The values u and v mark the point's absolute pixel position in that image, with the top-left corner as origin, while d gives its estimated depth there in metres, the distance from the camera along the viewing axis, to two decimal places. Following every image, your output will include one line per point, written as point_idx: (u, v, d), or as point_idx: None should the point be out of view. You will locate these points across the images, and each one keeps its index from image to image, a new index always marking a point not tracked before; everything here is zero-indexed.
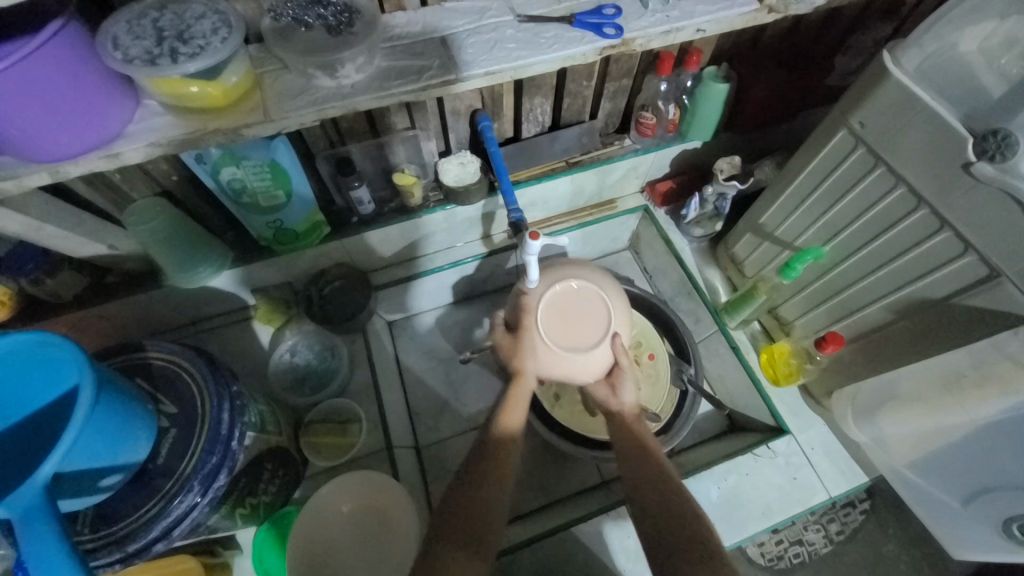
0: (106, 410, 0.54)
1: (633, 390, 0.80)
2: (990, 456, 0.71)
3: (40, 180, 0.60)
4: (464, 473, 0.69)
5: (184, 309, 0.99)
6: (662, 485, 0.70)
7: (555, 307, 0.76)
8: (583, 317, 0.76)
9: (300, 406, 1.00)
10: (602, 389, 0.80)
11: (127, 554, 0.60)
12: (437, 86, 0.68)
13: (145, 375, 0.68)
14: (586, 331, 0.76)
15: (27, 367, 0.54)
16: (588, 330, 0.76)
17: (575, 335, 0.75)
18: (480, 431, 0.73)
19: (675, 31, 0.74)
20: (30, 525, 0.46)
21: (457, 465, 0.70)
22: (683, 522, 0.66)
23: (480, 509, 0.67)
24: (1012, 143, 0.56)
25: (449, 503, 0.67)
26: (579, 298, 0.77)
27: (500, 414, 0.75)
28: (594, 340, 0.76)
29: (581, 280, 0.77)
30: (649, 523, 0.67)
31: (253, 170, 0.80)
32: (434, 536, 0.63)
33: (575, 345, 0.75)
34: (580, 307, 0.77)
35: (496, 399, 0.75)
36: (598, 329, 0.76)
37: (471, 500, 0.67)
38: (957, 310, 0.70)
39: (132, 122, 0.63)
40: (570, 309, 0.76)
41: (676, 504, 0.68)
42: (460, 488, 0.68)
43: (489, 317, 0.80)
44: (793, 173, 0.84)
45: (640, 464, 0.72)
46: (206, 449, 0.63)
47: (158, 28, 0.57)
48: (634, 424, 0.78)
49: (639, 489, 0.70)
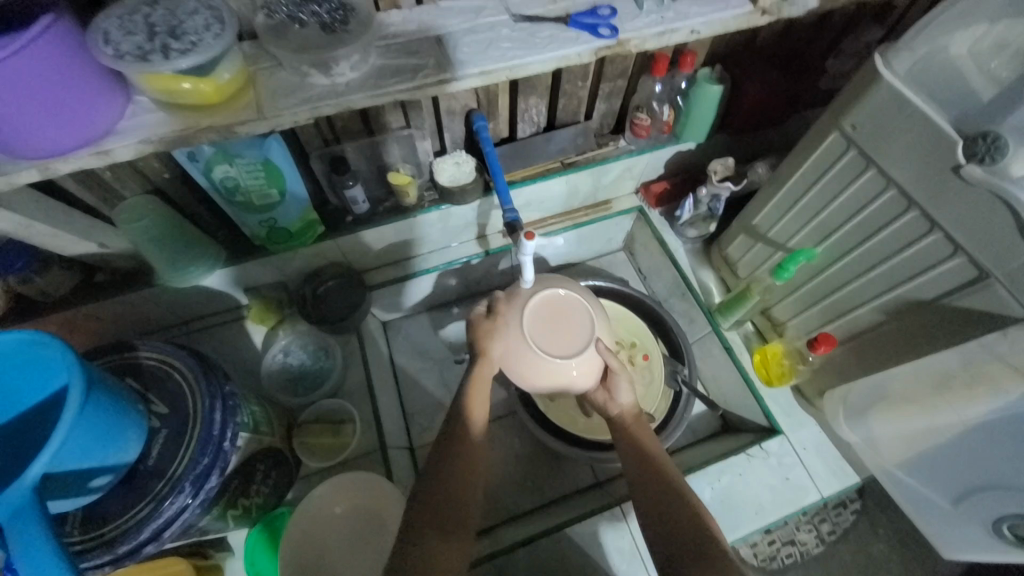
0: (94, 410, 0.53)
1: (629, 389, 0.79)
2: (975, 454, 0.73)
3: (30, 177, 0.59)
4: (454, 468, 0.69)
5: (174, 309, 0.98)
6: (661, 483, 0.69)
7: (540, 312, 0.76)
8: (566, 322, 0.76)
9: (292, 406, 0.99)
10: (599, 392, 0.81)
11: (117, 556, 0.59)
12: (432, 85, 0.68)
13: (136, 375, 0.68)
14: (569, 335, 0.76)
15: (11, 367, 0.53)
16: (572, 333, 0.76)
17: (559, 339, 0.75)
18: (469, 425, 0.73)
19: (669, 33, 0.74)
20: (18, 527, 0.45)
21: (449, 448, 0.71)
22: (683, 523, 0.65)
23: (465, 507, 0.67)
24: (1002, 146, 0.58)
25: (431, 502, 0.66)
26: (564, 304, 0.77)
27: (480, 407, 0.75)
28: (578, 343, 0.75)
29: (567, 291, 0.78)
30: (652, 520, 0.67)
31: (246, 168, 0.79)
32: (417, 536, 0.62)
33: (557, 350, 0.74)
34: (562, 312, 0.77)
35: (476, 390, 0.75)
36: (583, 333, 0.76)
37: (456, 494, 0.67)
38: (946, 310, 0.71)
39: (123, 119, 0.62)
40: (553, 314, 0.76)
41: (674, 503, 0.67)
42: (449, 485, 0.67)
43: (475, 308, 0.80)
44: (787, 175, 0.85)
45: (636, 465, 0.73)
46: (198, 450, 0.62)
47: (150, 23, 0.57)
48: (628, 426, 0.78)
49: (640, 489, 0.70)
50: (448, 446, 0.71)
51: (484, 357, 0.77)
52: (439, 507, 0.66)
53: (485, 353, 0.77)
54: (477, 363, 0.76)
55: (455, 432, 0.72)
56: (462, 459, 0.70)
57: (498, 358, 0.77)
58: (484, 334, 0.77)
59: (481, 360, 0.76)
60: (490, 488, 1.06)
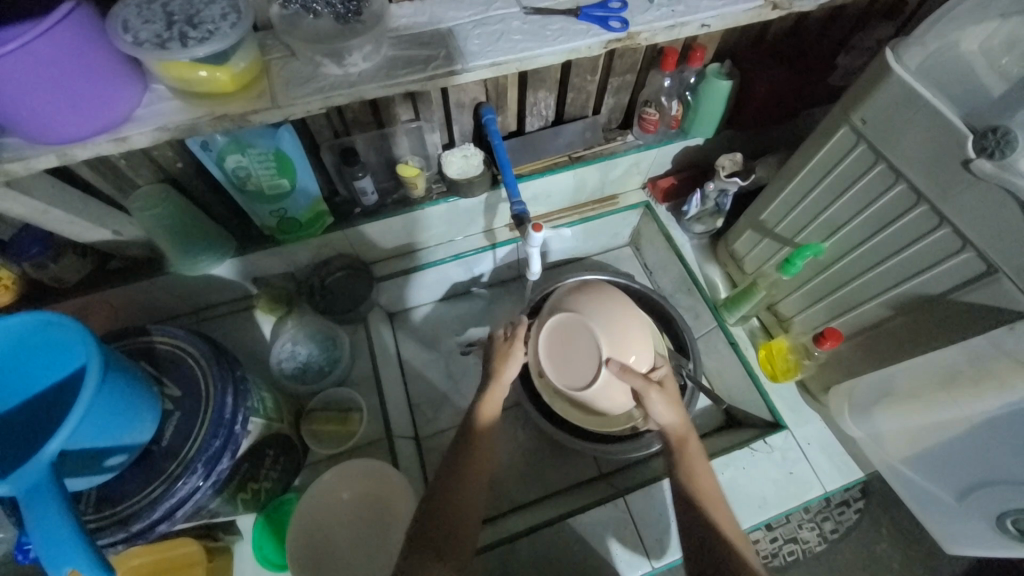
0: (112, 391, 0.54)
1: (667, 408, 0.79)
2: (980, 449, 0.73)
3: (48, 162, 0.61)
4: (461, 469, 0.71)
5: (186, 297, 1.00)
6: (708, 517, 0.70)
7: (558, 339, 0.87)
8: (576, 348, 0.85)
9: (300, 394, 1.00)
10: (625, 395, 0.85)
11: (130, 534, 0.60)
12: (443, 76, 0.69)
13: (150, 359, 0.69)
14: (580, 359, 0.85)
15: (31, 348, 0.54)
16: (583, 357, 0.85)
17: (572, 365, 0.86)
18: (478, 423, 0.76)
19: (680, 26, 0.74)
20: (37, 501, 0.46)
21: (461, 450, 0.73)
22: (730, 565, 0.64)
23: (467, 503, 0.69)
24: (1011, 140, 0.57)
25: (438, 503, 0.68)
26: (574, 331, 0.86)
27: (490, 409, 0.78)
28: (588, 366, 0.84)
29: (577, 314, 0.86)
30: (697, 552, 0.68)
31: (258, 158, 0.80)
32: (427, 537, 0.65)
33: (573, 373, 0.86)
34: (573, 339, 0.86)
35: (488, 397, 0.78)
36: (591, 358, 0.84)
37: (459, 490, 0.69)
38: (953, 305, 0.71)
39: (140, 106, 0.63)
40: (566, 342, 0.86)
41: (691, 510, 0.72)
42: (454, 493, 0.69)
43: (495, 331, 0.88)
44: (794, 171, 0.85)
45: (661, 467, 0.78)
46: (210, 432, 0.64)
47: (168, 12, 0.58)
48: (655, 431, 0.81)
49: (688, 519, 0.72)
50: (460, 446, 0.74)
51: (496, 379, 0.80)
52: (445, 510, 0.67)
53: (497, 375, 0.81)
54: (489, 385, 0.80)
55: (465, 436, 0.75)
56: (469, 457, 0.73)
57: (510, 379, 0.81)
58: (499, 356, 0.83)
59: (492, 381, 0.80)
60: (494, 479, 1.07)
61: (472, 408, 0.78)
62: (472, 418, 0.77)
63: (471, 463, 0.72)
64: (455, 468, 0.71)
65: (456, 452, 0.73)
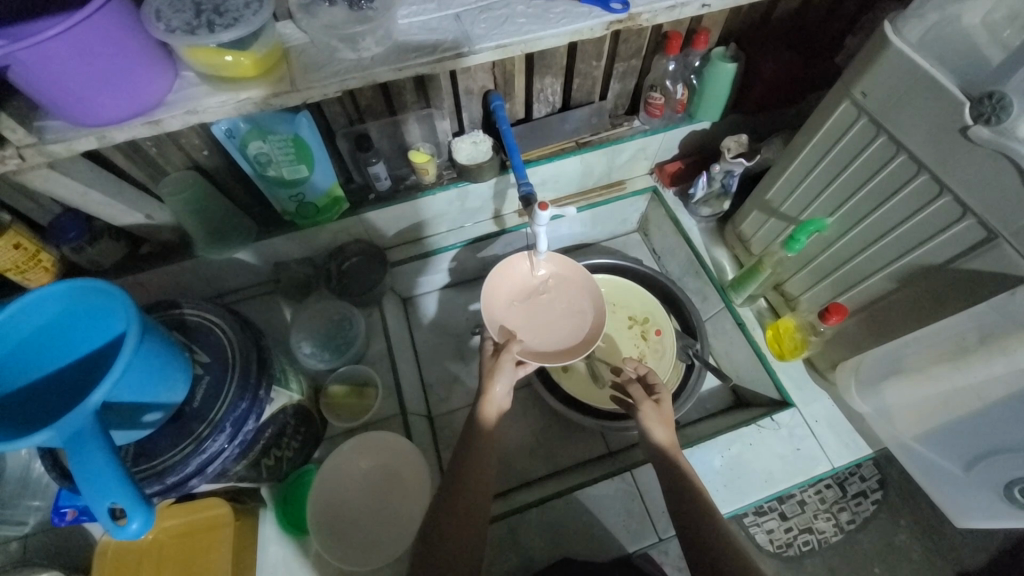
0: (148, 348, 0.59)
1: (659, 426, 0.78)
2: (988, 420, 0.72)
3: (87, 144, 0.65)
4: (470, 451, 0.74)
5: (211, 281, 1.06)
6: (691, 494, 0.69)
7: (528, 297, 0.98)
8: (534, 313, 0.97)
9: (319, 372, 1.05)
10: (652, 413, 0.79)
11: (165, 486, 0.65)
12: (450, 58, 0.72)
13: (181, 329, 0.74)
14: (542, 317, 0.97)
15: (76, 310, 0.59)
16: (541, 316, 0.97)
17: (545, 312, 0.97)
18: (480, 417, 0.78)
19: (680, 6, 0.76)
20: (82, 446, 0.51)
21: (468, 444, 0.76)
22: (712, 546, 0.63)
23: (475, 481, 0.71)
24: (1006, 105, 0.58)
25: (451, 488, 0.71)
26: (521, 308, 0.97)
27: (490, 410, 0.79)
28: (550, 327, 0.96)
29: (512, 312, 0.96)
30: (687, 526, 0.66)
31: (278, 144, 0.84)
32: (443, 517, 0.68)
33: (550, 311, 0.97)
34: (528, 309, 0.97)
35: (488, 398, 0.80)
36: (541, 326, 0.96)
37: (466, 468, 0.72)
38: (955, 274, 0.71)
39: (171, 92, 0.68)
40: (529, 306, 0.97)
41: (702, 520, 0.66)
42: (466, 476, 0.71)
43: (485, 344, 0.89)
44: (798, 148, 0.87)
45: (670, 485, 0.72)
46: (236, 395, 0.68)
47: (197, 2, 0.62)
48: (670, 451, 0.75)
49: (680, 507, 0.69)
50: (468, 432, 0.77)
51: (484, 396, 0.80)
52: (458, 493, 0.70)
53: (485, 392, 0.80)
54: (478, 403, 0.80)
55: (471, 433, 0.77)
56: (475, 441, 0.75)
57: (500, 397, 0.80)
58: (487, 372, 0.83)
59: (481, 399, 0.80)
60: (505, 460, 1.10)
61: (478, 404, 0.79)
62: (474, 418, 0.79)
63: (480, 447, 0.75)
64: (465, 453, 0.74)
65: (467, 438, 0.76)
